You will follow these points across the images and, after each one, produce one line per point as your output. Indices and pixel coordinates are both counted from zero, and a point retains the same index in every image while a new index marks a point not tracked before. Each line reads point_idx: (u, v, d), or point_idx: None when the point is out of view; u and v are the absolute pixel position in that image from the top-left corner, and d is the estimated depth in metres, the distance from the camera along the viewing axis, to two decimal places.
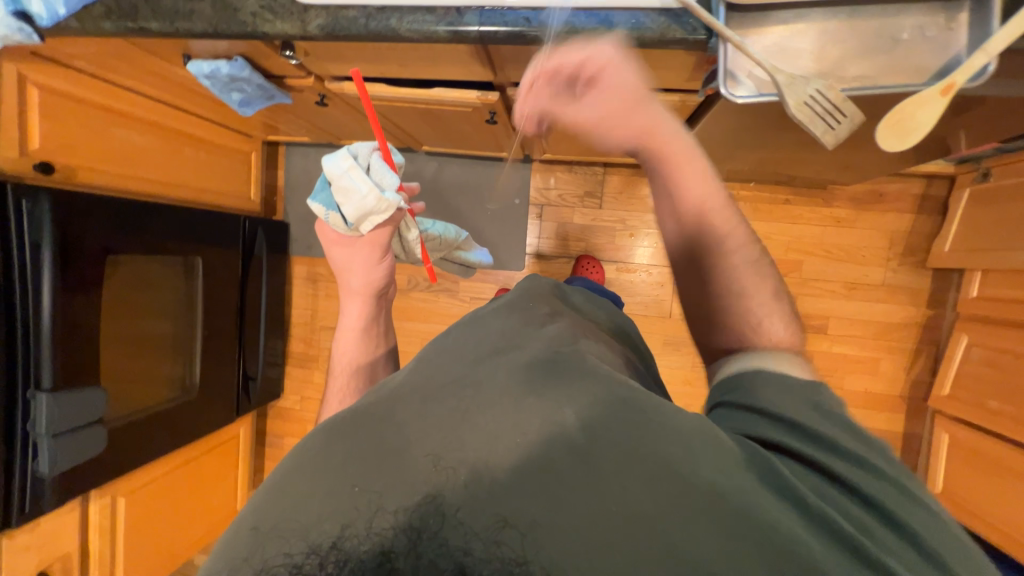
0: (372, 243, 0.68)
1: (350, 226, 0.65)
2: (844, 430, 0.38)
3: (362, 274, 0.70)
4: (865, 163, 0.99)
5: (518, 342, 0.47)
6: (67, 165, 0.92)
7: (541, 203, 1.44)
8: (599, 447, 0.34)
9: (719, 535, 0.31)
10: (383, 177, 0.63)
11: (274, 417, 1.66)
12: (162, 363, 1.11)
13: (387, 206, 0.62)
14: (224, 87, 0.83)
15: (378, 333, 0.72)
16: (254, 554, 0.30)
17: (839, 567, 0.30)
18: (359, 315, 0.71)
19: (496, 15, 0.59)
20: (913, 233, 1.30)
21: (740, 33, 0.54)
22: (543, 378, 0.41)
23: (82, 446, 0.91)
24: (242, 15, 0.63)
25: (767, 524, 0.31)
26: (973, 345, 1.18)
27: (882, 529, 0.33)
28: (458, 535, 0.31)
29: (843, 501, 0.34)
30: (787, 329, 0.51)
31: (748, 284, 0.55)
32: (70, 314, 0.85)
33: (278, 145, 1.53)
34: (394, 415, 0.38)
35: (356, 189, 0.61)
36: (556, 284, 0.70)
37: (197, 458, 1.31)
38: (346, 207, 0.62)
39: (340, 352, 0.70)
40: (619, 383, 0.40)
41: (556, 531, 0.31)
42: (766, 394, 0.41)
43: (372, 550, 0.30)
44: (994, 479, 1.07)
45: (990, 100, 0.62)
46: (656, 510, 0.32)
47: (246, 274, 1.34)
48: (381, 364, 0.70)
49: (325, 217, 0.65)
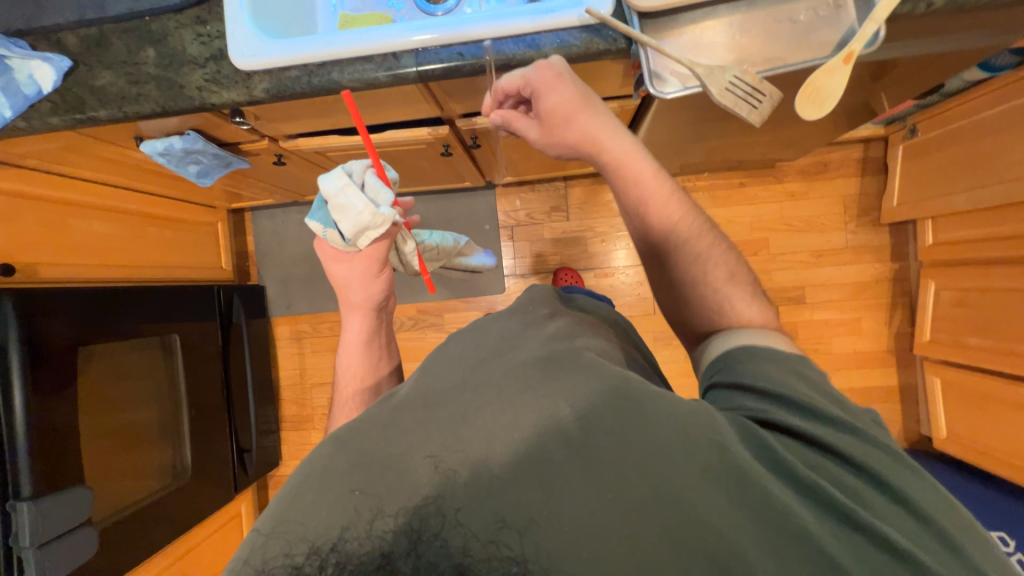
0: (370, 256, 0.67)
1: (348, 241, 0.65)
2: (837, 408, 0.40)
3: (361, 288, 0.68)
4: (802, 137, 1.06)
5: (517, 342, 0.45)
6: (29, 264, 0.90)
7: (511, 224, 1.47)
8: (596, 430, 0.35)
9: (710, 499, 0.32)
10: (378, 192, 0.65)
11: (275, 487, 1.59)
12: (150, 450, 1.07)
13: (382, 220, 0.63)
14: (180, 161, 0.85)
15: (380, 348, 0.71)
16: (253, 555, 0.31)
17: (822, 524, 0.33)
18: (361, 329, 0.70)
19: (431, 54, 0.62)
20: (864, 194, 1.37)
21: (657, 37, 0.59)
22: (542, 372, 0.39)
23: (72, 553, 0.86)
24: (188, 91, 0.65)
25: (757, 489, 0.33)
26: (942, 289, 1.22)
27: (864, 492, 0.35)
28: (458, 535, 0.31)
29: (835, 469, 0.36)
30: (755, 303, 0.55)
31: (721, 268, 0.56)
32: (45, 414, 0.81)
33: (244, 211, 1.54)
34: (398, 423, 0.36)
35: (351, 205, 0.62)
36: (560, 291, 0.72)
37: (200, 544, 1.24)
38: (342, 224, 0.63)
39: (344, 368, 0.68)
40: (620, 373, 0.39)
41: (555, 522, 0.32)
42: (759, 377, 0.42)
43: (371, 553, 0.30)
44: (993, 414, 1.09)
45: (895, 62, 0.68)
46: (651, 487, 0.33)
47: (228, 344, 1.31)
48: (386, 381, 0.68)
49: (323, 234, 0.65)
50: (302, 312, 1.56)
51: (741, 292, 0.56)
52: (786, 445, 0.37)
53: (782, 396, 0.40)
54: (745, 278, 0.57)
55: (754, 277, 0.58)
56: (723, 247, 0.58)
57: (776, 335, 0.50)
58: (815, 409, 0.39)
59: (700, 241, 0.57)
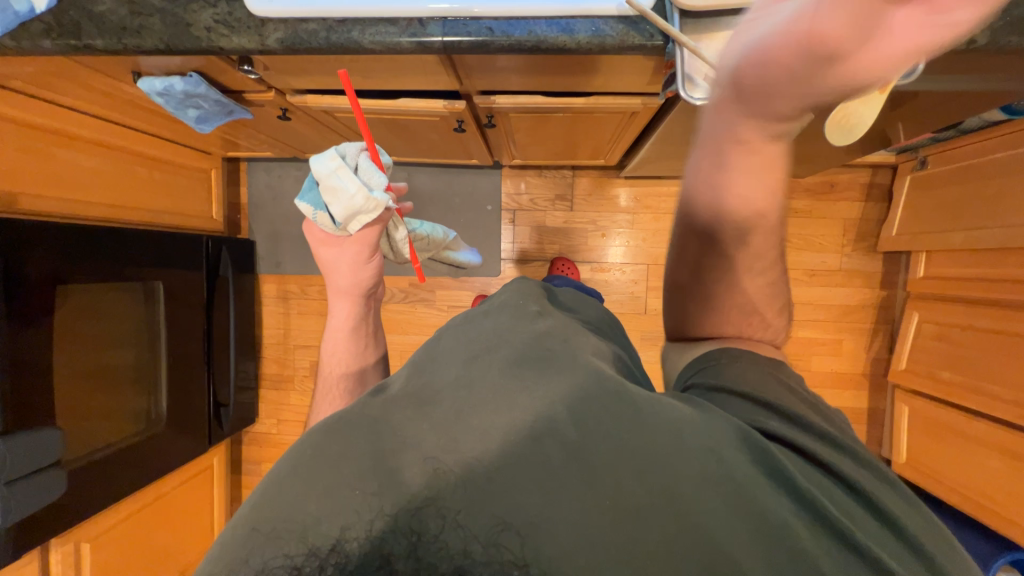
0: (360, 241, 0.65)
1: (338, 226, 0.63)
2: (827, 422, 0.41)
3: (349, 274, 0.67)
4: (815, 156, 1.05)
5: (509, 339, 0.46)
6: (9, 192, 0.86)
7: (513, 208, 1.45)
8: (595, 432, 0.35)
9: (709, 509, 0.33)
10: (370, 175, 0.62)
11: (249, 443, 1.59)
12: (126, 396, 1.05)
13: (375, 206, 0.61)
14: (179, 104, 0.80)
15: (368, 335, 0.70)
16: (251, 557, 0.30)
17: (825, 553, 0.32)
18: (348, 315, 0.69)
19: (460, 25, 0.59)
20: (864, 220, 1.39)
21: (695, 37, 0.57)
22: (534, 375, 0.40)
23: (36, 492, 0.85)
24: (195, 30, 0.61)
25: (755, 506, 0.33)
26: (924, 321, 1.26)
27: (854, 507, 0.36)
28: (458, 537, 0.31)
29: (829, 486, 0.36)
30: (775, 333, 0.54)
31: (756, 292, 0.54)
32: (19, 351, 0.79)
33: (239, 161, 1.48)
34: (391, 418, 0.37)
35: (343, 188, 0.60)
36: (544, 285, 0.72)
37: (169, 493, 1.25)
38: (333, 207, 0.61)
39: (329, 352, 0.68)
40: (614, 379, 0.40)
41: (556, 530, 0.31)
42: (749, 381, 0.44)
43: (371, 553, 0.30)
44: (953, 445, 1.14)
45: (920, 94, 0.67)
46: (649, 495, 0.33)
47: (213, 296, 1.28)
48: (371, 369, 0.68)
49: (313, 216, 0.63)
50: (292, 272, 1.53)
51: (769, 319, 0.54)
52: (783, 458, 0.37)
53: (777, 406, 0.41)
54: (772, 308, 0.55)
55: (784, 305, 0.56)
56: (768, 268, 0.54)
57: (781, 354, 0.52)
58: (810, 422, 0.40)
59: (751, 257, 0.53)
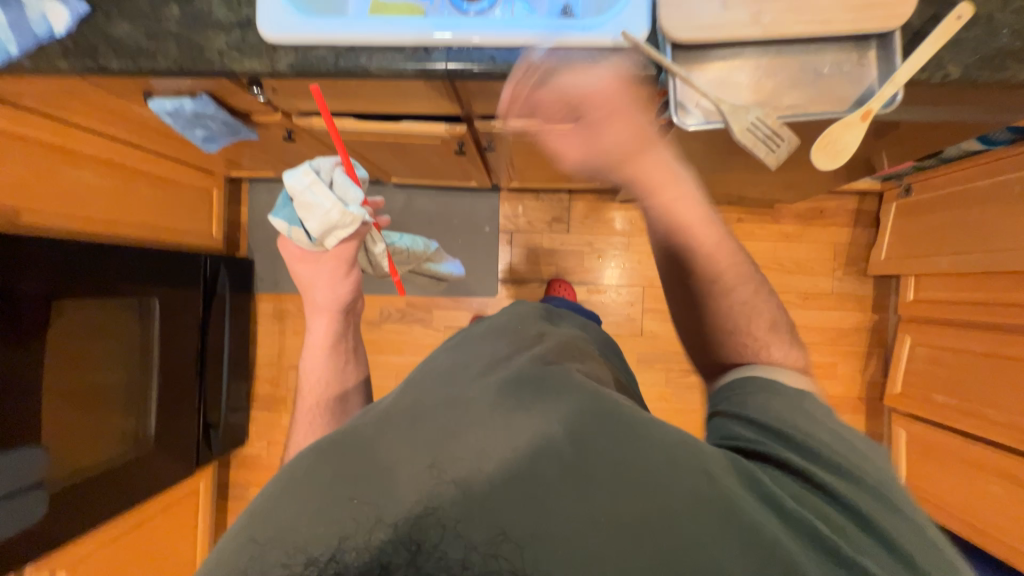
0: (336, 257, 0.68)
1: (314, 241, 0.65)
2: (835, 444, 0.39)
3: (327, 289, 0.67)
4: (803, 182, 1.09)
5: (505, 361, 0.47)
6: (13, 207, 0.87)
7: (510, 230, 1.48)
8: (593, 444, 0.35)
9: (706, 524, 0.32)
10: (346, 191, 0.65)
11: (237, 465, 1.55)
12: (114, 415, 1.03)
13: (351, 220, 0.64)
14: (187, 124, 0.82)
15: (347, 351, 0.69)
16: (250, 564, 0.30)
17: (817, 569, 0.31)
18: (326, 332, 0.68)
19: (463, 53, 0.62)
20: (853, 244, 1.42)
21: (687, 68, 0.60)
22: (531, 393, 0.41)
23: (18, 515, 0.82)
24: (209, 54, 0.64)
25: (752, 525, 0.32)
26: (916, 345, 1.27)
27: (860, 534, 0.34)
28: (458, 547, 0.31)
29: (824, 507, 0.35)
30: (788, 357, 0.50)
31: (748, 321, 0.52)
32: (8, 369, 0.78)
33: (241, 181, 1.51)
34: (386, 433, 0.37)
35: (318, 204, 0.62)
36: (543, 305, 0.73)
37: (153, 517, 1.20)
38: (308, 222, 0.63)
39: (307, 372, 0.66)
40: (610, 397, 0.40)
41: (556, 540, 0.31)
42: (765, 406, 0.43)
43: (370, 563, 0.30)
44: (952, 469, 1.13)
45: (901, 124, 0.71)
46: (645, 510, 0.33)
47: (208, 314, 1.27)
48: (353, 390, 0.67)
49: (288, 232, 0.65)
50: (289, 291, 1.53)
51: (773, 346, 0.51)
52: (777, 479, 0.37)
53: (786, 431, 0.40)
54: (774, 331, 0.52)
55: (787, 327, 0.53)
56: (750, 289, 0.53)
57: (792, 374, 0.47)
58: (817, 446, 0.38)
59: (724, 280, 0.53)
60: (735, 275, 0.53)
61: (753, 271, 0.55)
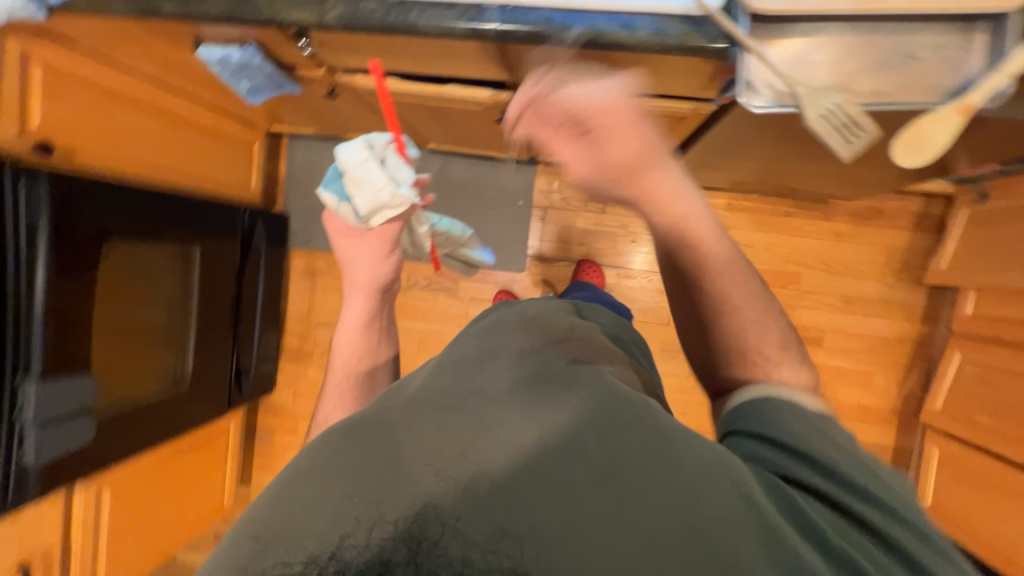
0: (381, 237, 0.67)
1: (361, 218, 0.63)
2: (864, 473, 0.37)
3: (367, 268, 0.68)
4: (864, 179, 1.01)
5: (512, 359, 0.48)
6: (68, 146, 0.89)
7: (544, 206, 1.45)
8: (596, 452, 0.35)
9: (726, 539, 0.32)
10: (398, 171, 0.62)
11: (264, 410, 1.63)
12: (156, 354, 1.09)
13: (401, 202, 0.62)
14: (234, 74, 0.82)
15: (380, 329, 0.71)
16: (247, 566, 0.29)
17: None
18: (363, 308, 0.70)
19: (518, 14, 0.58)
20: (910, 250, 1.33)
21: (762, 42, 0.54)
22: (532, 400, 0.41)
23: (68, 436, 0.88)
24: (258, 2, 0.62)
25: (777, 552, 0.32)
26: (966, 363, 1.19)
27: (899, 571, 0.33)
28: (460, 545, 0.30)
29: (859, 538, 0.34)
30: (799, 378, 0.49)
31: (755, 339, 0.52)
32: (63, 304, 0.83)
33: (281, 136, 1.52)
34: (394, 426, 0.38)
35: (370, 181, 0.60)
36: (576, 304, 0.70)
37: (187, 451, 1.29)
38: (357, 199, 0.61)
39: (341, 344, 0.70)
40: (613, 397, 0.41)
41: (561, 542, 0.30)
42: (802, 434, 0.40)
43: (371, 560, 0.28)
44: (986, 494, 1.08)
45: (996, 122, 0.63)
46: (655, 519, 0.32)
47: (244, 264, 1.32)
48: (382, 368, 0.69)
49: (335, 207, 0.64)
50: (321, 249, 1.56)
51: (783, 364, 0.50)
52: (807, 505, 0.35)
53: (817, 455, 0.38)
54: (784, 352, 0.51)
55: (800, 351, 0.53)
56: (760, 310, 0.54)
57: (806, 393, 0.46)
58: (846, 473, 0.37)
59: (731, 292, 0.54)
60: (739, 293, 0.54)
61: (759, 288, 0.55)
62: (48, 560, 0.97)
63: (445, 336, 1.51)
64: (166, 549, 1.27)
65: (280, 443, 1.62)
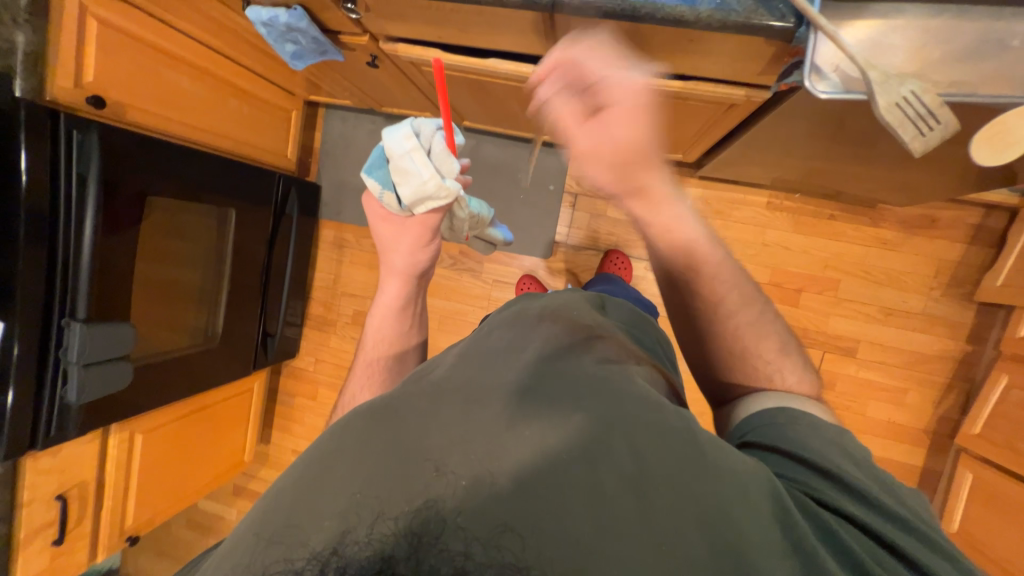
0: (421, 224, 0.66)
1: (403, 207, 0.64)
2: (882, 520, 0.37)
3: (406, 255, 0.67)
4: (922, 184, 0.95)
5: (525, 348, 0.45)
6: (118, 101, 0.92)
7: (575, 192, 1.42)
8: (603, 462, 0.35)
9: (716, 547, 0.32)
10: (445, 162, 0.62)
11: (286, 375, 1.68)
12: (189, 311, 1.13)
13: (446, 194, 0.62)
14: (280, 37, 0.82)
15: (414, 316, 0.72)
16: (255, 560, 0.31)
17: None
18: (398, 294, 0.70)
19: None
20: (962, 264, 1.25)
21: (835, 23, 0.51)
22: (541, 395, 0.40)
23: (109, 380, 0.91)
24: None
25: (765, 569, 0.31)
26: (1012, 388, 1.12)
27: None
28: (458, 539, 0.31)
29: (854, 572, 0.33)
30: (801, 382, 0.52)
31: (754, 346, 0.54)
32: (108, 253, 0.86)
33: (319, 106, 1.53)
34: (399, 415, 0.38)
35: (416, 172, 0.60)
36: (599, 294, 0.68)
37: (213, 406, 1.34)
38: (402, 188, 0.61)
39: (374, 327, 0.70)
40: (626, 401, 0.39)
41: (557, 543, 0.31)
42: (816, 447, 0.42)
43: (372, 556, 0.30)
44: (1015, 522, 1.02)
45: None
46: (652, 528, 0.32)
47: (276, 231, 1.34)
48: (412, 354, 0.70)
49: (379, 194, 0.63)
50: (350, 222, 1.58)
51: (783, 369, 0.53)
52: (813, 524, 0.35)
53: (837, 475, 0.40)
54: (783, 355, 0.54)
55: (799, 352, 0.55)
56: (756, 317, 0.55)
57: (809, 401, 0.50)
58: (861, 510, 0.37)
59: (728, 297, 0.55)
60: (737, 298, 0.56)
61: (754, 291, 0.57)
62: (84, 494, 1.02)
63: (466, 315, 1.51)
64: (189, 496, 1.34)
65: (300, 408, 1.67)
